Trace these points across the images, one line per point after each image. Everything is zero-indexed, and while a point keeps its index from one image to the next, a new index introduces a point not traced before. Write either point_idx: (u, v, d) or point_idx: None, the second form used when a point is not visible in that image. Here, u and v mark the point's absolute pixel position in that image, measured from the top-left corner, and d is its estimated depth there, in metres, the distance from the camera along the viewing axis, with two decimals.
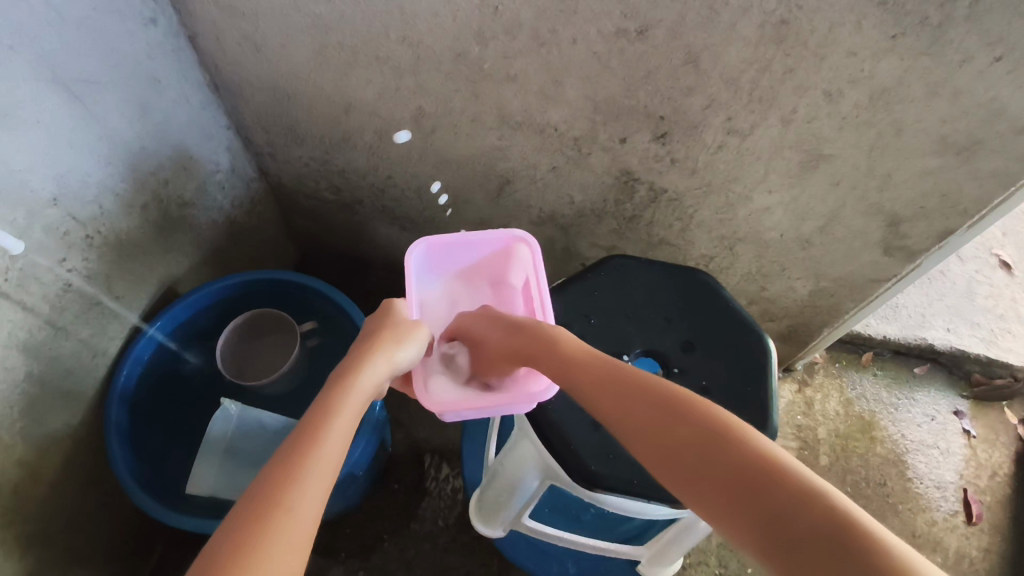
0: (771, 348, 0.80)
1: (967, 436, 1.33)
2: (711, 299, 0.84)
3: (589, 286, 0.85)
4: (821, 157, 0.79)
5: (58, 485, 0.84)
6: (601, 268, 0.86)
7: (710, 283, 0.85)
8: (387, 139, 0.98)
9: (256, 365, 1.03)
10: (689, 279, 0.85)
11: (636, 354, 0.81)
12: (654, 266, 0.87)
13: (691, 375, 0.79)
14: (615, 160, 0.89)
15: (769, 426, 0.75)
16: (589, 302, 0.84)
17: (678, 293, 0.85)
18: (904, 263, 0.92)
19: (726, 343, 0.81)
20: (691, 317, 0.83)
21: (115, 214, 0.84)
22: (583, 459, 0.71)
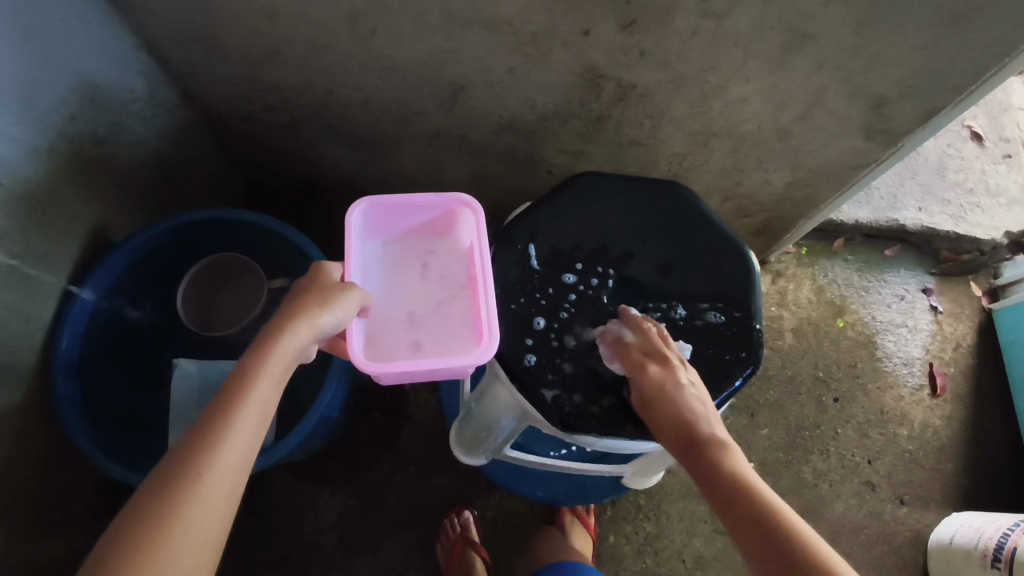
0: (752, 262, 0.78)
1: (934, 312, 1.36)
2: (687, 213, 0.80)
3: (558, 211, 0.79)
4: (805, 38, 0.71)
5: (15, 458, 0.79)
6: (569, 189, 0.80)
7: (685, 196, 0.80)
8: (321, 49, 0.87)
9: (232, 314, 0.97)
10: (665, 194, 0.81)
11: (612, 282, 0.77)
12: (627, 181, 0.81)
13: (671, 299, 0.76)
14: (578, 55, 0.80)
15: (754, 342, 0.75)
16: (558, 230, 0.79)
17: (653, 208, 0.80)
18: (887, 146, 0.87)
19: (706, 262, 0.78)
20: (670, 236, 0.79)
21: (16, 162, 0.73)
22: (562, 404, 0.71)
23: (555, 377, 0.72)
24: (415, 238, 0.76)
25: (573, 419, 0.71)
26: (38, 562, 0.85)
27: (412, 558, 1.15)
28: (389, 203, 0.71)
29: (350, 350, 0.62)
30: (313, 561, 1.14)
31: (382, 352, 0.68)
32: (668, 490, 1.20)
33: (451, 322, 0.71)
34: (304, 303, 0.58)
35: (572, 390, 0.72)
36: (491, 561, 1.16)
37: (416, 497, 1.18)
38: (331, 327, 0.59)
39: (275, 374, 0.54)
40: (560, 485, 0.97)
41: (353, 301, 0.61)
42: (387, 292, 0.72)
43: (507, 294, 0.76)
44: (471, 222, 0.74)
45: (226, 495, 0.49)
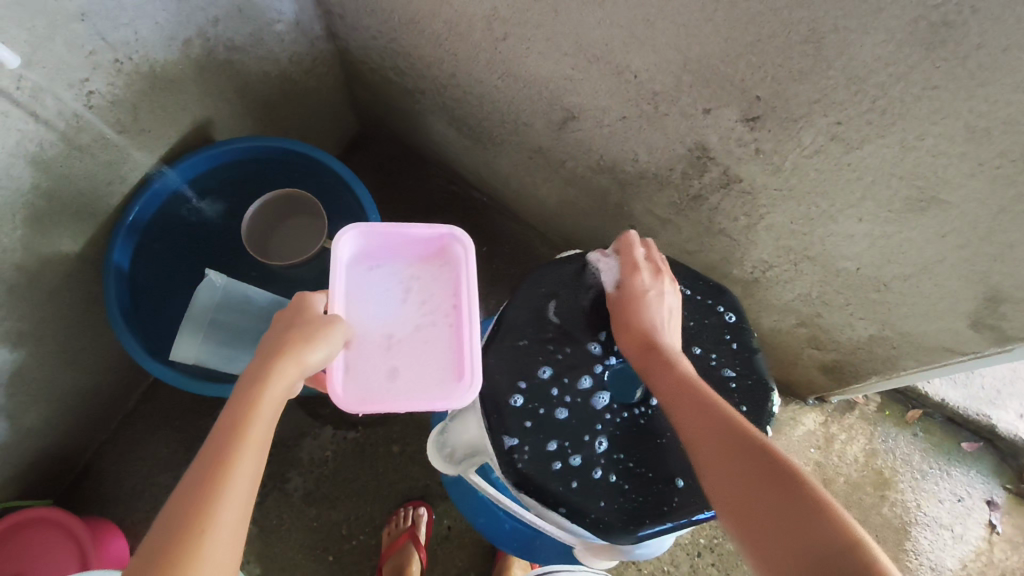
0: (772, 406, 0.77)
1: (990, 530, 1.20)
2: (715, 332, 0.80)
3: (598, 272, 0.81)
4: (934, 200, 0.64)
5: (56, 295, 0.87)
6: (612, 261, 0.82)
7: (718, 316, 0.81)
8: (456, 34, 0.87)
9: (272, 230, 1.01)
10: (703, 307, 0.82)
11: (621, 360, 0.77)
12: (671, 274, 0.83)
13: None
14: (692, 129, 0.76)
15: None
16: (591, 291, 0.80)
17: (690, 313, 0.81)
18: (991, 344, 0.77)
19: (720, 383, 0.77)
20: (692, 342, 0.79)
21: (152, 44, 0.79)
22: (518, 454, 0.69)
23: (523, 428, 0.71)
24: (404, 262, 0.75)
25: (525, 475, 0.69)
26: (40, 389, 0.92)
27: (359, 530, 1.17)
28: (378, 230, 0.72)
29: (331, 387, 0.64)
30: (272, 491, 1.17)
31: (359, 381, 0.67)
32: None
33: (433, 355, 0.70)
34: (285, 343, 0.57)
35: (538, 440, 0.71)
36: (428, 567, 1.15)
37: (386, 476, 1.19)
38: (318, 363, 0.58)
39: (261, 422, 0.52)
40: (513, 538, 0.94)
41: (337, 336, 0.60)
42: (372, 317, 0.71)
43: (518, 327, 0.76)
44: (459, 254, 0.75)
45: (223, 561, 0.45)
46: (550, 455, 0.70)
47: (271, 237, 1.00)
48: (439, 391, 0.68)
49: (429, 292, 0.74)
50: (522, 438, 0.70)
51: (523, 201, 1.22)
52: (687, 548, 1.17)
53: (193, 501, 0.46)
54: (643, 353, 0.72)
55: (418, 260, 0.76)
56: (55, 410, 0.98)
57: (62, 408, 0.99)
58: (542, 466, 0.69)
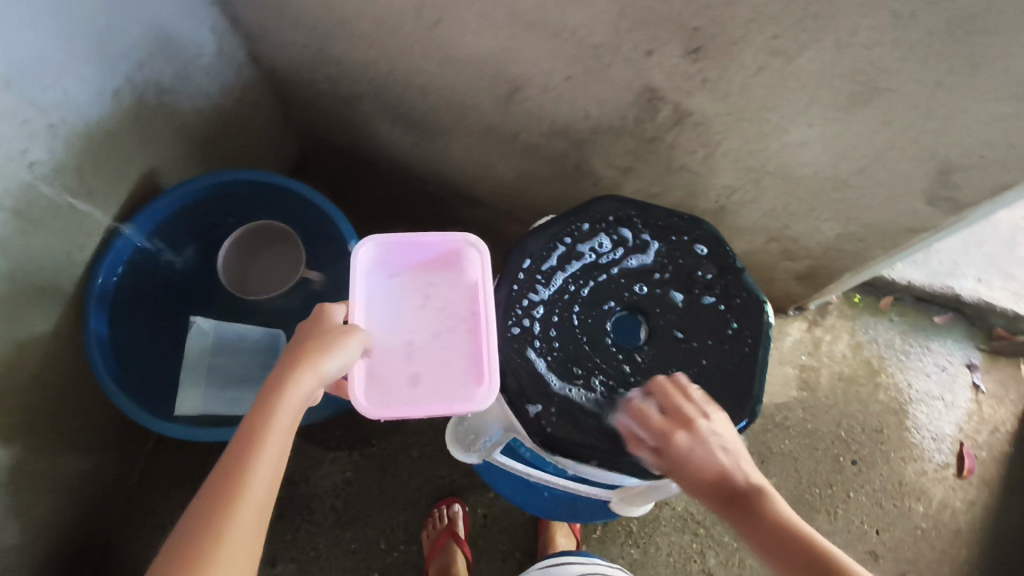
0: (767, 316, 0.77)
1: (975, 390, 1.29)
2: (706, 250, 0.80)
3: (581, 219, 0.80)
4: (876, 90, 0.68)
5: (40, 379, 0.84)
6: (587, 220, 0.80)
7: (708, 233, 0.80)
8: (386, 30, 0.87)
9: (263, 249, 1.00)
10: (681, 243, 0.80)
11: (621, 308, 0.77)
12: (649, 215, 0.81)
13: (673, 334, 0.77)
14: (638, 74, 0.78)
15: (754, 398, 0.74)
16: (574, 251, 0.78)
17: (673, 250, 0.80)
18: (949, 215, 0.82)
19: (723, 304, 0.78)
20: (689, 270, 0.79)
21: (82, 101, 0.76)
22: (543, 419, 0.71)
23: (542, 393, 0.72)
24: (420, 270, 0.75)
25: (554, 436, 0.71)
26: (44, 478, 0.89)
27: (398, 540, 1.17)
28: (395, 241, 0.71)
29: (352, 395, 0.64)
30: (302, 524, 1.16)
31: (383, 392, 0.68)
32: (663, 521, 1.18)
33: (452, 361, 0.71)
34: (303, 353, 0.57)
35: (559, 403, 0.72)
36: (473, 557, 1.16)
37: (412, 482, 1.20)
38: (333, 373, 0.58)
39: (279, 433, 0.53)
40: (555, 505, 0.95)
41: (353, 346, 0.60)
42: (389, 327, 0.71)
43: (510, 300, 0.75)
44: (477, 260, 0.75)
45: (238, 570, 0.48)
46: (573, 414, 0.72)
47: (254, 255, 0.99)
48: (461, 395, 0.68)
49: (448, 298, 0.74)
50: (544, 404, 0.72)
51: (482, 184, 1.23)
52: None
53: (208, 510, 0.49)
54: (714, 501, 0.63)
55: (435, 267, 0.76)
56: (63, 497, 0.95)
57: (70, 493, 0.96)
58: (569, 425, 0.71)
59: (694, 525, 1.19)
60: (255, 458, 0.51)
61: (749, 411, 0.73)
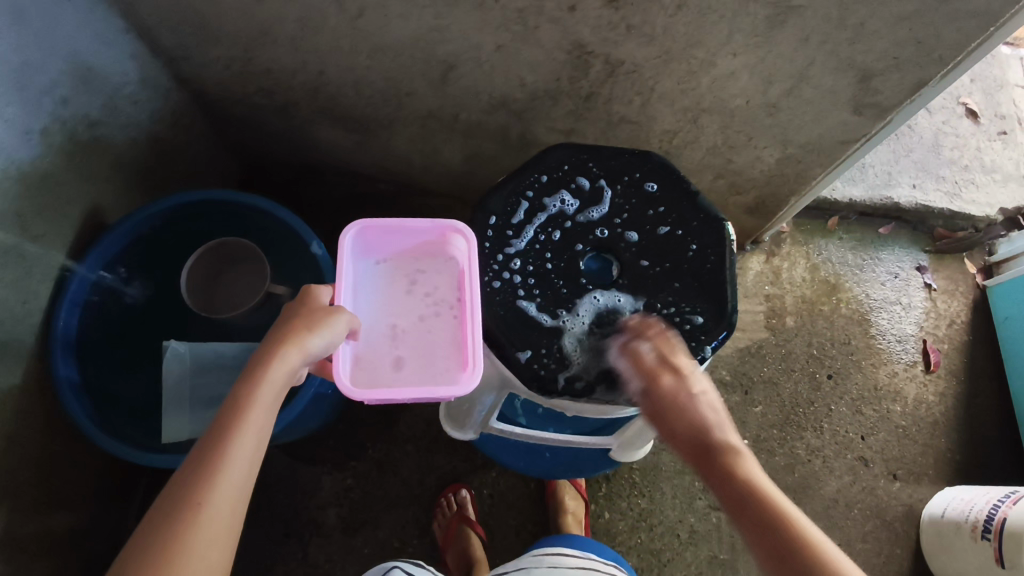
0: (729, 236, 0.79)
1: (928, 290, 1.37)
2: (660, 181, 0.82)
3: (536, 172, 0.81)
4: (790, 10, 0.71)
5: (17, 435, 0.81)
6: (545, 170, 0.81)
7: (659, 164, 0.82)
8: (311, 29, 0.87)
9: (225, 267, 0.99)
10: (633, 182, 0.82)
11: (590, 249, 0.78)
12: (601, 158, 0.83)
13: (641, 263, 0.78)
14: (565, 31, 0.80)
15: (727, 311, 0.76)
16: (538, 204, 0.80)
17: (628, 188, 0.81)
18: (876, 120, 0.87)
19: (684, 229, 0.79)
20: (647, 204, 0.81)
21: (10, 144, 0.74)
22: (532, 366, 0.73)
23: (528, 341, 0.74)
24: (407, 255, 0.77)
25: (545, 379, 0.72)
26: (39, 539, 0.87)
27: (411, 535, 1.17)
28: (383, 227, 0.72)
29: (336, 375, 0.64)
30: (312, 538, 1.15)
31: (372, 375, 0.70)
32: (663, 467, 1.22)
33: (438, 346, 0.73)
34: (287, 329, 0.57)
35: (546, 346, 0.74)
36: (488, 537, 1.18)
37: (414, 476, 1.20)
38: (319, 351, 0.58)
39: (262, 406, 0.54)
40: (558, 466, 0.97)
41: (338, 325, 0.60)
42: (376, 314, 0.74)
43: (485, 258, 0.77)
44: (463, 246, 0.76)
45: (221, 538, 0.49)
46: (563, 356, 0.73)
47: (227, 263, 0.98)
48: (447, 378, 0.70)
49: (433, 283, 0.76)
50: (533, 350, 0.73)
51: (431, 172, 1.24)
52: None
53: (190, 479, 0.50)
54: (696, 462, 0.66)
55: (421, 252, 0.77)
56: (60, 556, 0.92)
57: (68, 550, 0.93)
58: (559, 366, 0.73)
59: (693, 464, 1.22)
60: (238, 427, 0.52)
61: (724, 324, 0.75)
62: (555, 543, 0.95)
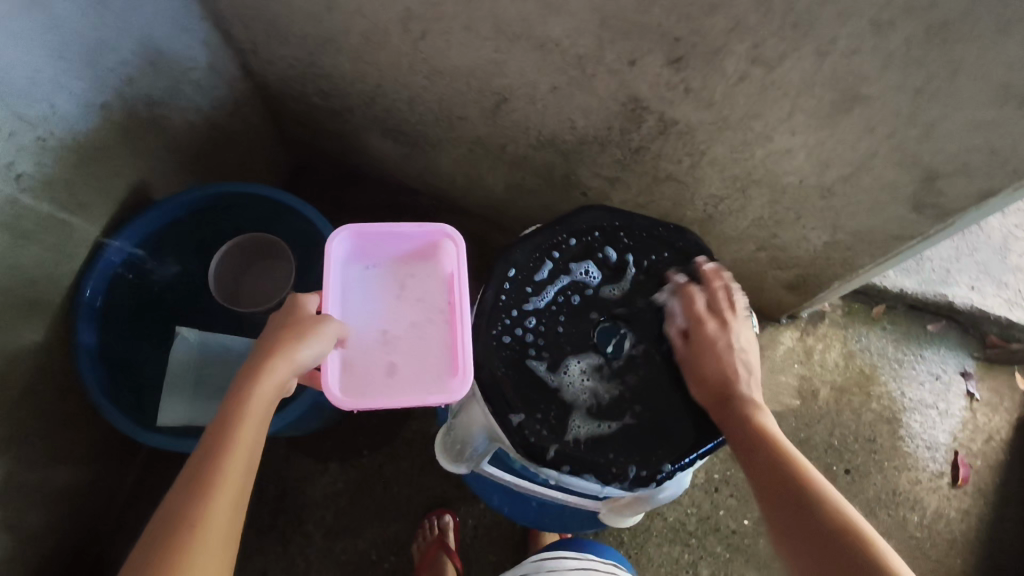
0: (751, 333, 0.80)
1: (969, 398, 1.29)
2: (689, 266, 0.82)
3: (565, 232, 0.81)
4: (857, 99, 0.68)
5: (30, 390, 0.84)
6: (575, 229, 0.81)
7: (692, 248, 0.83)
8: (374, 42, 0.88)
9: (239, 277, 1.00)
10: (659, 262, 0.82)
11: (605, 320, 0.79)
12: (633, 229, 0.83)
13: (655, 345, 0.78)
14: (622, 84, 0.78)
15: None
16: (563, 266, 0.80)
17: (653, 267, 0.82)
18: (935, 222, 0.82)
19: None
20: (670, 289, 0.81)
21: (71, 114, 0.77)
22: (527, 429, 0.72)
23: (526, 403, 0.73)
24: (396, 260, 0.76)
25: (538, 444, 0.72)
26: (34, 492, 0.89)
27: (389, 553, 1.16)
28: (372, 233, 0.73)
29: (325, 385, 0.65)
30: (293, 537, 1.15)
31: (360, 382, 0.69)
32: (655, 532, 1.17)
33: (427, 350, 0.71)
34: (279, 339, 0.58)
35: (538, 413, 0.73)
36: (465, 569, 1.16)
37: (403, 494, 1.19)
38: (308, 360, 0.59)
39: (253, 421, 0.54)
40: (544, 517, 0.94)
41: (328, 332, 0.61)
42: (366, 318, 0.72)
43: (500, 309, 0.77)
44: (452, 249, 0.75)
45: (222, 543, 0.48)
46: (556, 424, 0.73)
47: (257, 263, 1.00)
48: (436, 384, 0.69)
49: (423, 287, 0.75)
50: (526, 413, 0.73)
51: (472, 195, 1.23)
52: (705, 487, 1.20)
53: (190, 487, 0.49)
54: (713, 407, 0.74)
55: (410, 256, 0.76)
56: (53, 512, 0.94)
57: (58, 507, 0.95)
58: (550, 436, 0.72)
59: (687, 536, 1.18)
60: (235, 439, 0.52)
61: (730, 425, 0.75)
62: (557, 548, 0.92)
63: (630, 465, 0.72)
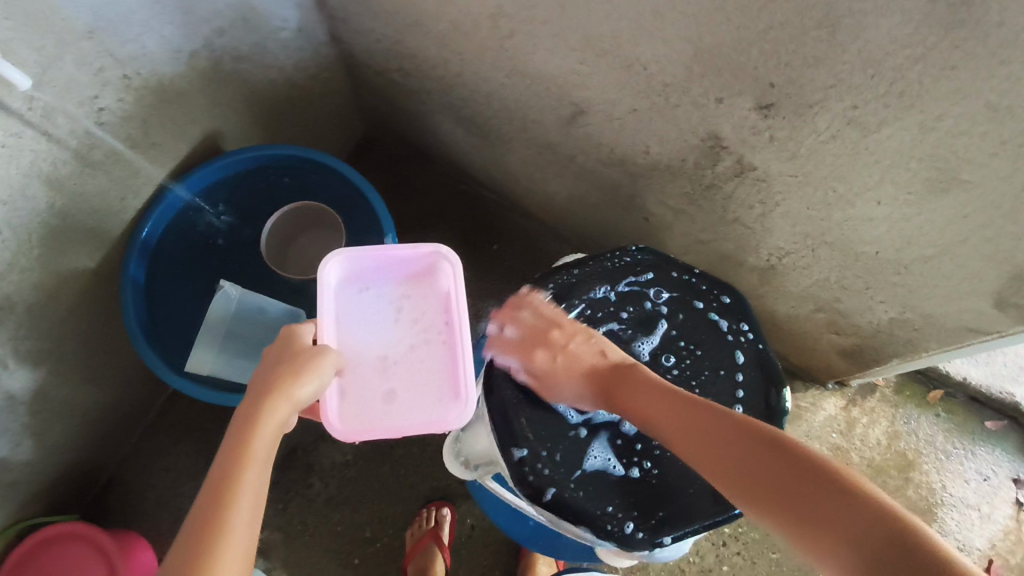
0: (785, 401, 0.78)
1: (1017, 507, 1.20)
2: (724, 319, 0.81)
3: (604, 267, 0.81)
4: (955, 181, 0.63)
5: (78, 312, 0.88)
6: (618, 265, 0.82)
7: (732, 303, 0.82)
8: (461, 32, 0.87)
9: (308, 228, 1.02)
10: (696, 312, 0.81)
11: None
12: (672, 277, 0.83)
13: None
14: (704, 119, 0.75)
15: None
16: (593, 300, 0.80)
17: (686, 317, 0.81)
18: (1017, 323, 0.76)
19: (723, 385, 0.78)
20: (697, 342, 0.80)
21: (159, 58, 0.79)
22: (535, 461, 0.71)
23: (531, 436, 0.72)
24: (390, 283, 0.75)
25: (538, 481, 0.70)
26: (65, 406, 0.94)
27: (384, 532, 1.17)
28: (365, 255, 0.72)
29: (326, 418, 0.64)
30: (295, 497, 1.18)
31: (359, 408, 0.67)
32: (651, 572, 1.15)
33: (428, 375, 0.70)
34: (276, 379, 0.57)
35: (544, 452, 0.72)
36: (454, 566, 1.16)
37: (408, 478, 1.20)
38: (309, 396, 0.58)
39: (257, 463, 0.52)
40: (538, 537, 0.93)
41: (325, 367, 0.60)
42: (364, 339, 0.70)
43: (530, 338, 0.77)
44: (449, 271, 0.74)
45: None
46: (561, 464, 0.72)
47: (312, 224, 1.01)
48: (437, 412, 0.68)
49: (419, 307, 0.74)
50: (532, 449, 0.71)
51: (533, 197, 1.22)
52: (712, 538, 1.16)
53: (195, 543, 0.48)
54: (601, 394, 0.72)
55: (404, 278, 0.75)
56: (79, 427, 0.99)
57: (84, 424, 1.00)
58: (551, 477, 0.71)
59: None
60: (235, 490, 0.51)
61: None
62: None
63: (629, 521, 0.71)
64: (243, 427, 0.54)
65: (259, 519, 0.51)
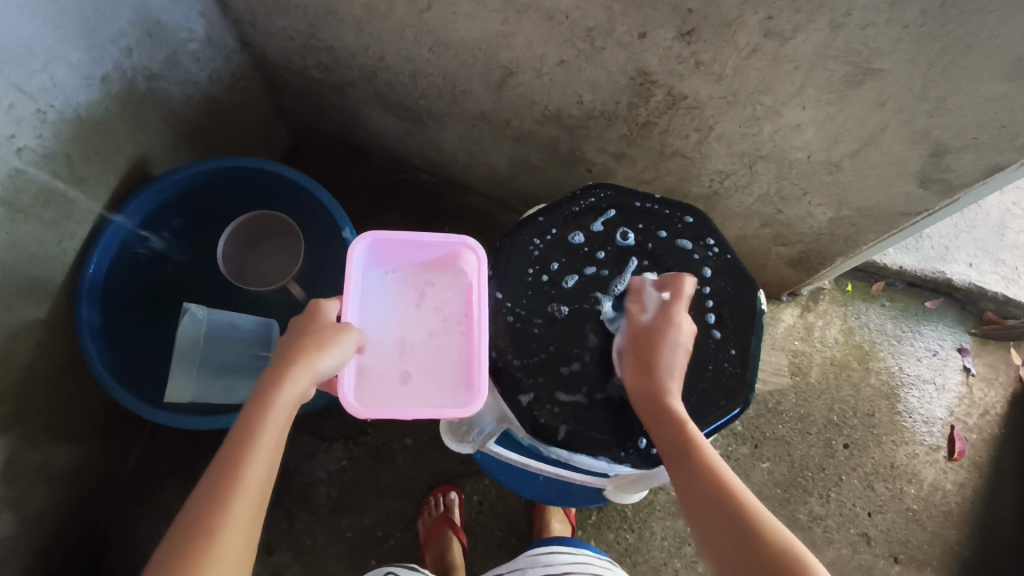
0: (759, 305, 0.83)
1: (966, 374, 1.31)
2: (687, 239, 0.85)
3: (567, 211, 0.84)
4: (869, 72, 0.68)
5: (34, 368, 0.83)
6: (580, 207, 0.84)
7: (691, 222, 0.86)
8: (377, 14, 0.86)
9: (281, 233, 1.02)
10: (660, 238, 0.85)
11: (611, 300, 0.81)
12: (632, 210, 0.85)
13: None
14: (632, 57, 0.77)
15: (744, 383, 0.79)
16: (564, 243, 0.83)
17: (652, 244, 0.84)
18: (942, 197, 0.83)
19: (697, 301, 0.82)
20: (667, 265, 0.84)
21: (71, 88, 0.75)
22: (540, 406, 0.75)
23: (531, 383, 0.76)
24: (415, 268, 0.77)
25: (545, 423, 0.74)
26: (41, 469, 0.89)
27: (393, 528, 1.17)
28: (394, 244, 0.73)
29: (343, 394, 0.63)
30: (298, 513, 1.16)
31: (374, 388, 0.70)
32: (657, 506, 1.19)
33: (443, 361, 0.73)
34: (300, 348, 0.58)
35: (547, 396, 0.75)
36: (470, 545, 1.17)
37: (407, 470, 1.20)
38: (329, 370, 0.58)
39: (275, 429, 0.53)
40: (553, 489, 0.95)
41: (347, 344, 0.60)
42: (383, 323, 0.73)
43: (516, 292, 0.80)
44: (473, 262, 0.76)
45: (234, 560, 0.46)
46: (566, 403, 0.75)
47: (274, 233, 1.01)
48: (448, 397, 0.71)
49: (439, 293, 0.76)
50: (535, 395, 0.75)
51: (474, 172, 1.23)
52: None
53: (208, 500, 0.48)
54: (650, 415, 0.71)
55: (429, 264, 0.77)
56: (59, 490, 0.94)
57: (62, 485, 0.95)
58: (560, 416, 0.75)
59: None
60: (251, 453, 0.51)
61: (737, 400, 0.78)
62: (556, 541, 0.92)
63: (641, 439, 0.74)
64: (265, 391, 0.54)
65: (269, 485, 0.51)
